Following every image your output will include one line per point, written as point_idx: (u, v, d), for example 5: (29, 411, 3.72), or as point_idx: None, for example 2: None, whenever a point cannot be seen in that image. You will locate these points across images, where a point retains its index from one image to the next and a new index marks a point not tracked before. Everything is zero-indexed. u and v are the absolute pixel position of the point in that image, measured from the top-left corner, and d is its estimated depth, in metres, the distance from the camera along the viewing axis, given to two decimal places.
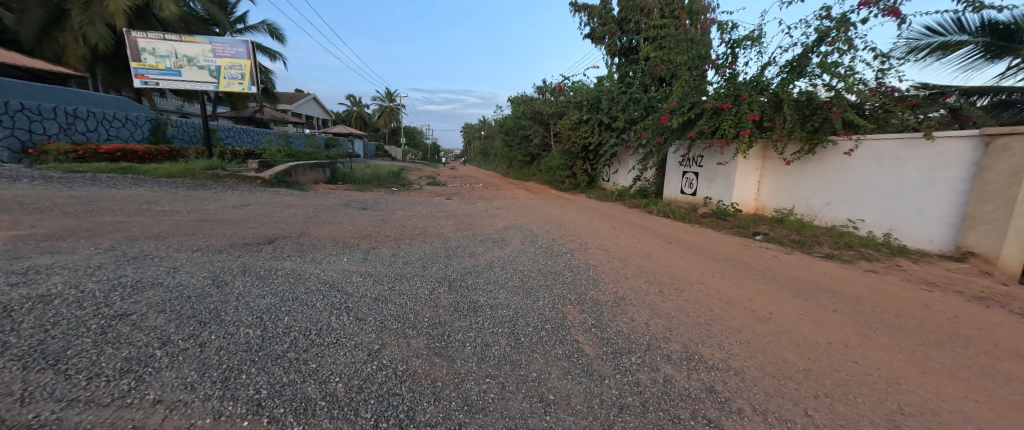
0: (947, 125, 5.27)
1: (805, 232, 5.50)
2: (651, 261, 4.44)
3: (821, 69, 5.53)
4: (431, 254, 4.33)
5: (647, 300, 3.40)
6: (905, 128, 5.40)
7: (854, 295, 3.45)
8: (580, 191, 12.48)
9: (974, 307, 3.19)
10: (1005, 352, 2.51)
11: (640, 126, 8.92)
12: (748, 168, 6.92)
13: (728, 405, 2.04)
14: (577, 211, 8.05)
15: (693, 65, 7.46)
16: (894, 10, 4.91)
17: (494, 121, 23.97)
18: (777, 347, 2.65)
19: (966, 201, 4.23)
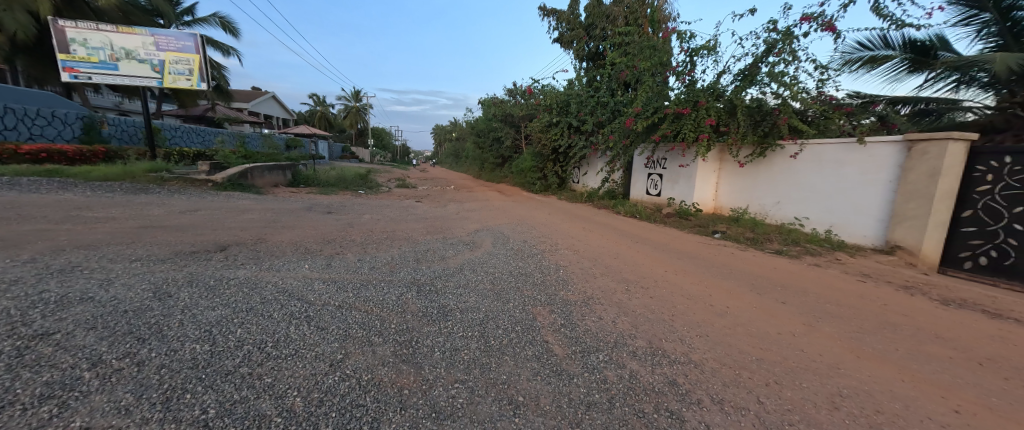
0: (877, 131, 5.83)
1: (758, 230, 5.87)
2: (619, 261, 4.58)
3: (769, 78, 5.94)
4: (399, 258, 4.23)
5: (615, 298, 3.50)
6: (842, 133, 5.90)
7: (801, 288, 3.73)
8: (552, 192, 12.66)
9: (901, 295, 3.53)
10: (926, 336, 2.80)
11: (607, 129, 9.19)
12: (707, 170, 7.30)
13: (689, 396, 2.14)
14: (548, 213, 8.15)
15: (655, 71, 7.77)
16: (830, 25, 5.37)
17: (466, 123, 23.85)
18: (734, 339, 2.81)
19: (893, 200, 4.69)
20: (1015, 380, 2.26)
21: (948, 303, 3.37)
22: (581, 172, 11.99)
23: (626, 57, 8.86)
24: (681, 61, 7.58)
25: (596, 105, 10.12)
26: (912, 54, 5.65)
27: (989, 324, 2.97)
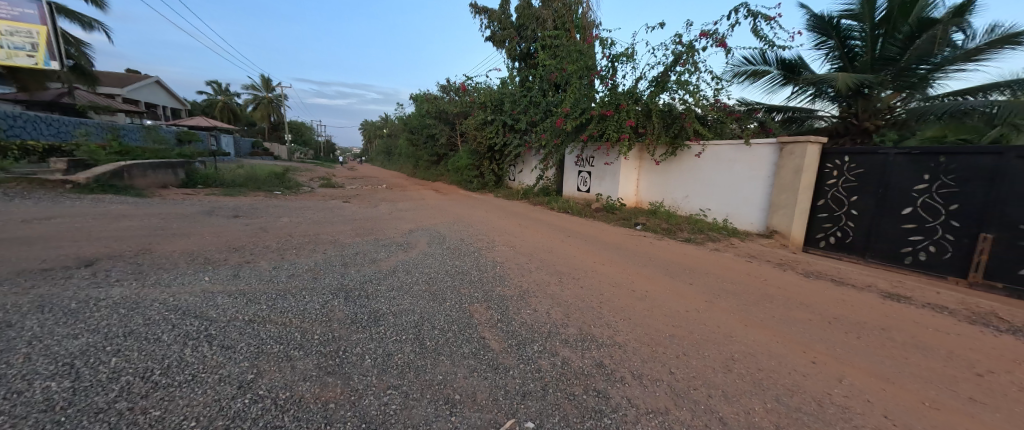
0: (757, 135, 6.97)
1: (671, 221, 6.58)
2: (552, 254, 4.79)
3: (677, 86, 6.67)
4: (323, 263, 3.92)
5: (549, 290, 3.67)
6: (734, 136, 6.88)
7: (705, 270, 4.29)
8: (489, 190, 12.73)
9: (778, 272, 4.26)
10: (794, 303, 3.42)
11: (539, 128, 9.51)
12: (629, 167, 7.97)
13: (614, 375, 2.33)
14: (485, 210, 8.20)
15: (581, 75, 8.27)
16: (722, 42, 6.19)
17: (398, 119, 22.82)
18: (651, 319, 3.14)
19: (770, 193, 5.60)
20: (852, 333, 2.87)
21: (809, 275, 4.15)
22: (516, 170, 12.27)
23: (555, 59, 9.26)
24: (604, 66, 8.14)
25: (529, 105, 10.39)
26: (783, 70, 6.77)
27: (836, 290, 3.73)
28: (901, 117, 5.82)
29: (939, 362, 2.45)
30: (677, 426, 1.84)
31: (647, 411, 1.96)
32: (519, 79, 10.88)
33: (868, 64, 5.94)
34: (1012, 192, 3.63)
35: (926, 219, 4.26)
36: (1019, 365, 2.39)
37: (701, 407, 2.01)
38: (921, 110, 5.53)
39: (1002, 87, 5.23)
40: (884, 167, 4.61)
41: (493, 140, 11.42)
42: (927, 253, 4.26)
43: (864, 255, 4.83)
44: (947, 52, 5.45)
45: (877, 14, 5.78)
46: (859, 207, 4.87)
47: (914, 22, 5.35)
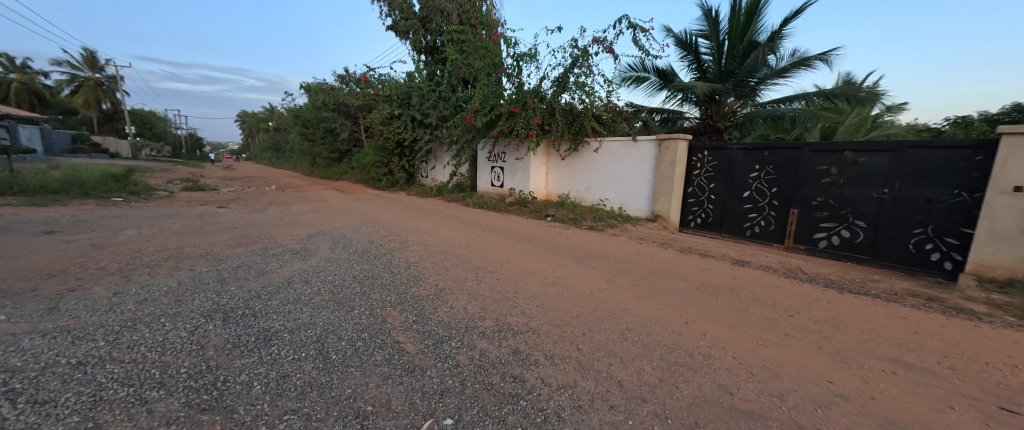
0: (642, 132, 8.00)
1: (577, 211, 7.17)
2: (468, 250, 4.82)
3: (575, 87, 7.25)
4: (191, 282, 3.27)
5: (466, 286, 3.69)
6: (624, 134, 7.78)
7: (605, 253, 4.82)
8: (400, 188, 12.13)
9: (662, 250, 5.01)
10: (673, 275, 4.06)
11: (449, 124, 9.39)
12: (538, 162, 8.42)
13: (528, 359, 2.47)
14: (396, 210, 7.79)
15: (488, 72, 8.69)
16: (611, 49, 6.92)
17: (288, 111, 20.12)
18: (561, 303, 3.39)
19: (653, 183, 6.52)
20: (713, 294, 3.54)
21: (684, 251, 4.97)
22: (429, 167, 11.97)
23: (462, 55, 9.23)
24: (510, 64, 8.43)
25: (438, 99, 10.16)
26: (658, 78, 7.89)
27: (703, 261, 4.54)
28: (741, 120, 7.28)
29: (768, 309, 3.19)
30: (584, 396, 2.04)
31: (558, 386, 2.13)
32: (426, 73, 10.57)
33: (716, 76, 7.31)
34: (808, 177, 4.96)
35: (758, 200, 5.47)
36: (813, 305, 3.26)
37: (604, 375, 2.27)
38: (752, 114, 7.09)
39: (801, 98, 6.86)
40: (732, 160, 5.75)
41: (401, 136, 10.89)
42: (760, 226, 5.48)
43: (721, 232, 5.97)
44: (767, 69, 6.98)
45: (720, 35, 7.14)
46: (715, 193, 5.99)
47: (745, 43, 6.78)
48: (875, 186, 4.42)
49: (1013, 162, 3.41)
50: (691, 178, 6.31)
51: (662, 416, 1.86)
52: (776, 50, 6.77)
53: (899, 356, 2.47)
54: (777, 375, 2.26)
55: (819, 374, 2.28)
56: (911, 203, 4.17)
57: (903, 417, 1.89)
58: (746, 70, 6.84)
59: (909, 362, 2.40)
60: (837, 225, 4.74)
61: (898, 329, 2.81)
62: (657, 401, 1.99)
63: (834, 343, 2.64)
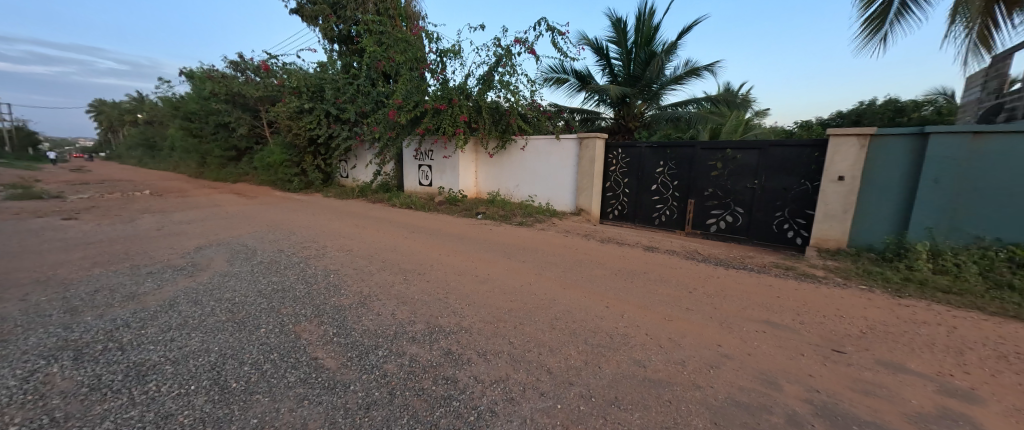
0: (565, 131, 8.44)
1: (507, 208, 7.31)
2: (395, 253, 4.59)
3: (500, 85, 7.34)
4: (22, 317, 2.56)
5: (393, 291, 3.51)
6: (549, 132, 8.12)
7: (534, 248, 4.99)
8: (315, 189, 11.04)
9: (586, 241, 5.36)
10: (595, 264, 4.38)
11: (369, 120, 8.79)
12: (466, 160, 8.38)
13: (461, 358, 2.45)
14: (311, 213, 7.06)
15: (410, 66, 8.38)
16: (532, 50, 7.15)
17: (164, 101, 16.84)
18: (493, 299, 3.43)
19: (576, 179, 6.95)
20: (630, 279, 3.90)
21: (605, 241, 5.39)
22: (349, 165, 11.17)
23: (380, 47, 8.75)
24: (433, 59, 8.23)
25: (356, 93, 9.45)
26: (577, 80, 8.41)
27: (620, 249, 4.98)
28: (647, 120, 8.09)
29: (673, 289, 3.63)
30: (516, 387, 2.09)
31: (490, 382, 2.15)
32: (341, 64, 9.78)
33: (625, 80, 8.04)
34: (701, 171, 5.75)
35: (663, 192, 6.18)
36: (707, 281, 3.81)
37: (535, 365, 2.35)
38: (657, 116, 7.93)
39: (694, 102, 7.79)
40: (641, 157, 6.38)
41: (314, 132, 9.87)
42: (666, 215, 6.20)
43: (634, 221, 6.62)
44: (666, 76, 7.84)
45: (628, 43, 7.86)
46: (628, 187, 6.60)
47: (647, 52, 7.59)
48: (749, 178, 5.32)
49: (837, 158, 4.42)
50: (609, 174, 6.86)
51: (587, 396, 2.00)
52: (672, 60, 7.69)
53: (769, 318, 3.01)
54: (681, 345, 2.59)
55: (713, 340, 2.67)
56: (773, 192, 5.13)
57: (771, 367, 2.31)
58: (649, 76, 7.62)
59: (776, 322, 2.94)
60: (723, 212, 5.60)
61: (767, 295, 3.42)
62: (583, 383, 2.13)
63: (723, 312, 3.11)
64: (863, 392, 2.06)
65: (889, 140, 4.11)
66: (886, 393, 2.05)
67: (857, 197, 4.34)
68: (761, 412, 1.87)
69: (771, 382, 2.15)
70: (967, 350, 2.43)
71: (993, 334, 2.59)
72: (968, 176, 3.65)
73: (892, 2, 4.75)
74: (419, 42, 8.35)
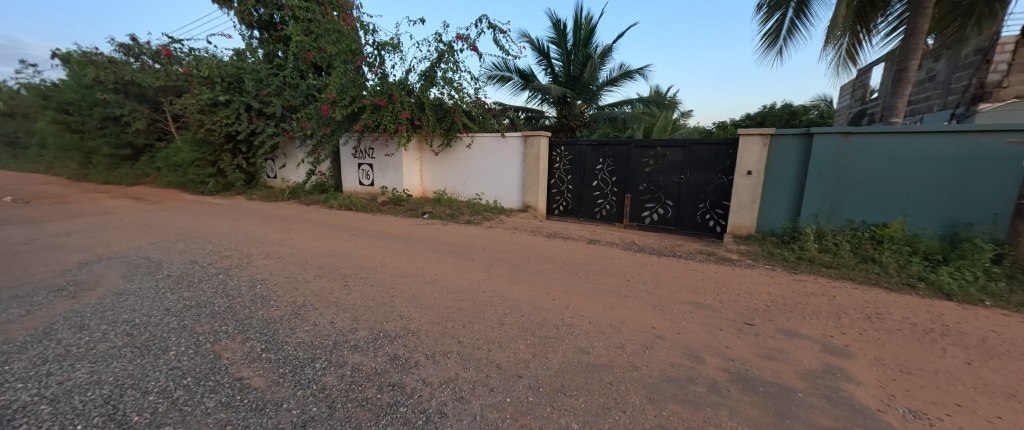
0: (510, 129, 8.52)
1: (454, 206, 7.21)
2: (333, 257, 4.31)
3: (443, 82, 7.21)
4: None
5: (332, 298, 3.29)
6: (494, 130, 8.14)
7: (483, 246, 5.01)
8: (237, 192, 9.91)
9: (533, 237, 5.50)
10: (541, 259, 4.52)
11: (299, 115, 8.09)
12: (410, 158, 8.11)
13: (409, 362, 2.37)
14: (232, 219, 6.33)
15: (345, 59, 7.88)
16: (475, 47, 7.12)
17: (27, 89, 13.88)
18: (440, 299, 3.38)
19: (523, 176, 7.07)
20: (574, 271, 4.09)
21: (551, 236, 5.57)
22: (276, 165, 10.37)
23: (309, 36, 8.15)
24: (370, 52, 7.85)
25: (283, 86, 8.63)
26: (520, 78, 8.55)
27: (565, 243, 5.18)
28: (587, 120, 8.49)
29: (613, 278, 3.88)
30: (465, 386, 2.09)
31: (439, 383, 2.11)
32: (263, 53, 8.89)
33: (565, 81, 8.36)
34: (636, 168, 6.18)
35: (603, 188, 6.54)
36: (643, 269, 4.12)
37: (484, 362, 2.36)
38: (596, 115, 8.35)
39: (628, 103, 8.34)
40: (583, 155, 6.69)
41: (232, 128, 8.82)
42: (606, 210, 6.58)
43: (579, 216, 6.93)
44: (602, 77, 8.29)
45: (567, 45, 8.17)
46: (572, 183, 6.89)
47: (584, 54, 7.96)
48: (676, 173, 5.84)
49: (746, 154, 5.02)
50: (553, 171, 7.08)
51: (536, 386, 2.05)
52: (608, 62, 8.16)
53: (694, 299, 3.35)
54: (621, 330, 2.77)
55: (648, 322, 2.91)
56: (697, 185, 5.69)
57: (696, 343, 2.58)
58: (587, 77, 8.00)
59: (700, 302, 3.28)
60: (656, 205, 6.08)
61: (692, 279, 3.81)
62: (531, 375, 2.19)
63: (656, 297, 3.39)
64: (768, 357, 2.38)
65: (786, 139, 4.77)
66: (785, 356, 2.39)
67: (762, 188, 4.98)
68: (688, 384, 2.07)
69: (697, 356, 2.40)
70: (843, 314, 2.93)
71: (861, 299, 3.16)
72: (843, 170, 4.36)
73: (783, 20, 5.54)
74: (354, 33, 7.90)
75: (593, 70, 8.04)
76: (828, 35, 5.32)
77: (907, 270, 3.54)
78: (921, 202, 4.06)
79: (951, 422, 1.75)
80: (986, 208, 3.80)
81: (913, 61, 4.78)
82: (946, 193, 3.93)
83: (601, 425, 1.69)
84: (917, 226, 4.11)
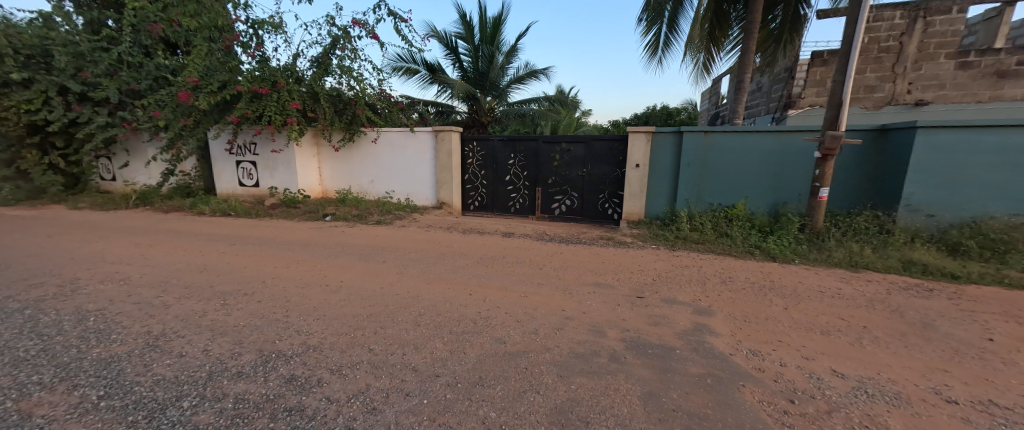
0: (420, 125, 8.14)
1: (361, 206, 6.69)
2: (207, 273, 3.63)
3: (340, 70, 6.57)
4: None
5: (203, 320, 2.72)
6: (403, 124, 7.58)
7: (394, 246, 4.76)
8: (52, 200, 7.60)
9: (448, 234, 5.42)
10: (458, 255, 4.49)
11: (145, 102, 6.52)
12: (305, 155, 7.26)
13: (310, 382, 2.00)
14: (46, 235, 4.81)
15: (209, 36, 6.61)
16: (374, 35, 6.66)
17: None
18: (346, 306, 3.08)
19: (435, 172, 6.91)
20: (490, 265, 4.15)
21: (467, 232, 5.56)
22: (114, 164, 8.42)
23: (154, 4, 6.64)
24: (244, 30, 6.77)
25: (118, 64, 6.85)
26: (428, 72, 8.32)
27: (480, 238, 5.21)
28: (498, 116, 8.68)
29: (528, 268, 4.06)
30: (377, 396, 1.87)
31: (346, 398, 1.84)
32: (83, 19, 6.90)
33: (474, 76, 8.40)
34: (544, 162, 6.55)
35: (516, 182, 6.78)
36: (553, 257, 4.40)
37: (398, 367, 2.17)
38: (506, 111, 8.58)
39: (536, 101, 8.75)
40: (494, 150, 6.82)
41: (37, 116, 6.69)
42: (519, 203, 6.86)
43: (493, 211, 7.09)
44: (510, 75, 8.53)
45: (474, 40, 8.22)
46: (486, 178, 6.99)
47: (491, 51, 8.10)
48: (579, 167, 6.36)
49: (635, 149, 5.72)
50: (467, 166, 7.09)
51: (454, 383, 2.00)
52: (514, 60, 8.45)
53: (598, 280, 3.70)
54: (535, 317, 2.91)
55: (559, 307, 3.11)
56: (596, 178, 6.28)
57: (599, 320, 2.85)
58: (495, 74, 8.16)
59: (602, 283, 3.64)
60: (563, 197, 6.55)
61: (596, 262, 4.21)
62: (449, 372, 2.12)
63: (566, 282, 3.66)
64: (655, 323, 2.77)
65: (663, 136, 5.59)
66: (668, 320, 2.81)
67: (648, 179, 5.74)
68: (592, 357, 2.29)
69: (600, 331, 2.65)
70: (707, 280, 3.58)
71: (718, 267, 3.89)
72: (704, 162, 5.30)
73: (658, 33, 6.44)
74: (219, 6, 6.62)
75: (500, 67, 8.24)
76: (689, 49, 6.36)
77: (748, 240, 4.47)
78: (755, 187, 5.14)
79: (776, 354, 2.28)
80: (794, 190, 4.99)
81: (747, 74, 6.03)
82: (771, 179, 5.06)
83: (516, 409, 1.74)
84: (753, 206, 5.20)
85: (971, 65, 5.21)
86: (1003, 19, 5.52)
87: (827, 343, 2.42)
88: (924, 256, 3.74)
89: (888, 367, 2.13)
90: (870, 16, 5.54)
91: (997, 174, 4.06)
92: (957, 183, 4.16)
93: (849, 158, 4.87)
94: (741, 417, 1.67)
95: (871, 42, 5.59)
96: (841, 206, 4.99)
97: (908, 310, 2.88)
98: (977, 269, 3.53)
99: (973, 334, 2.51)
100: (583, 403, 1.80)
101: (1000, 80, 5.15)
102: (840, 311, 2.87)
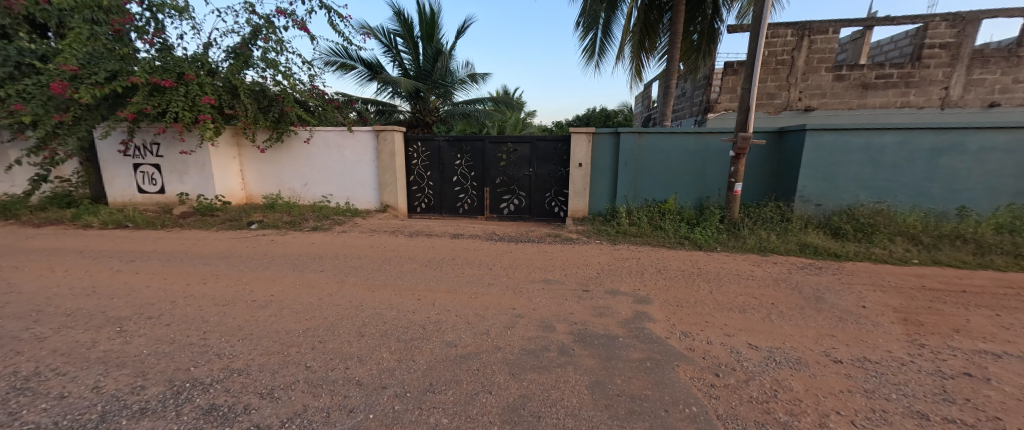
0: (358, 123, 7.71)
1: (294, 212, 6.17)
2: (98, 296, 3.09)
3: (263, 63, 5.96)
4: None
5: (92, 351, 2.28)
6: (339, 123, 7.08)
7: (334, 253, 4.47)
8: None
9: (393, 238, 5.20)
10: (403, 259, 4.33)
11: (2, 93, 5.31)
12: (223, 156, 6.50)
13: (234, 409, 1.76)
14: None
15: (90, 17, 5.64)
16: (303, 26, 6.15)
17: None
18: (279, 321, 2.80)
19: (378, 174, 6.58)
20: (439, 268, 4.06)
21: (413, 235, 5.37)
22: None
23: None
24: (138, 12, 5.86)
25: None
26: (366, 68, 7.91)
27: (427, 241, 5.06)
28: (443, 115, 8.53)
29: (477, 268, 4.04)
30: (317, 416, 1.71)
31: (281, 423, 1.65)
32: None
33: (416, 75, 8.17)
34: (491, 162, 6.56)
35: (463, 183, 6.73)
36: (503, 256, 4.44)
37: (341, 383, 2.00)
38: (451, 111, 8.45)
39: (480, 101, 8.66)
40: (440, 150, 6.67)
41: None
42: (467, 204, 6.83)
43: (441, 212, 6.96)
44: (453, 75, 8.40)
45: (415, 38, 8.01)
46: (432, 179, 6.84)
47: (433, 49, 7.92)
48: (526, 167, 6.48)
49: (577, 149, 5.98)
50: (412, 167, 6.88)
51: (402, 393, 1.90)
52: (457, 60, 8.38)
53: (546, 277, 3.80)
54: (485, 317, 2.91)
55: (509, 305, 3.15)
56: (542, 177, 6.45)
57: (548, 315, 2.93)
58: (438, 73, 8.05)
59: (550, 279, 3.74)
60: (511, 196, 6.64)
61: (543, 259, 4.33)
62: (397, 382, 2.01)
63: (515, 280, 3.70)
64: (599, 314, 2.92)
65: (602, 137, 5.92)
66: (611, 311, 2.98)
67: (590, 177, 6.04)
68: (543, 352, 2.34)
69: (549, 326, 2.72)
70: (644, 271, 3.86)
71: (653, 258, 4.22)
72: (638, 160, 5.72)
73: (593, 39, 6.80)
74: None
75: (443, 67, 8.09)
76: (622, 55, 6.83)
77: (678, 232, 4.91)
78: (683, 183, 5.65)
79: (703, 334, 2.53)
80: (715, 185, 5.57)
81: (673, 80, 6.59)
82: (695, 176, 5.60)
83: (470, 412, 1.72)
84: (682, 201, 5.70)
85: (844, 78, 6.24)
86: (865, 40, 6.69)
87: (743, 320, 2.74)
88: (815, 239, 4.40)
89: (791, 336, 2.46)
90: (769, 32, 6.37)
91: (864, 169, 4.90)
92: (836, 177, 4.96)
93: (757, 156, 5.56)
94: (676, 395, 1.82)
95: (770, 55, 6.44)
96: (751, 199, 5.66)
97: (804, 286, 3.37)
98: (852, 248, 4.24)
99: (851, 302, 3.01)
100: (535, 398, 1.84)
101: (864, 91, 6.24)
102: (754, 291, 3.28)
